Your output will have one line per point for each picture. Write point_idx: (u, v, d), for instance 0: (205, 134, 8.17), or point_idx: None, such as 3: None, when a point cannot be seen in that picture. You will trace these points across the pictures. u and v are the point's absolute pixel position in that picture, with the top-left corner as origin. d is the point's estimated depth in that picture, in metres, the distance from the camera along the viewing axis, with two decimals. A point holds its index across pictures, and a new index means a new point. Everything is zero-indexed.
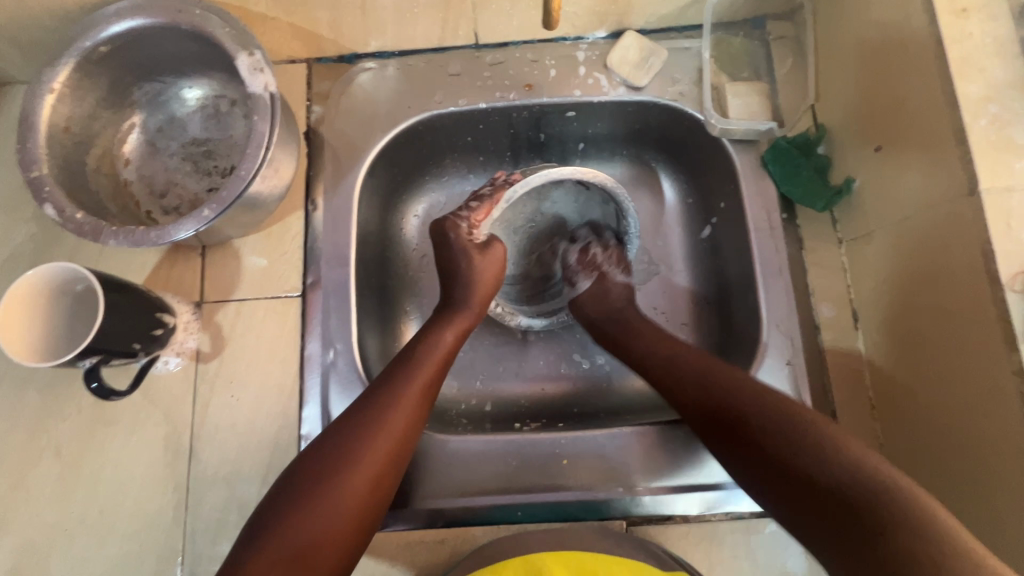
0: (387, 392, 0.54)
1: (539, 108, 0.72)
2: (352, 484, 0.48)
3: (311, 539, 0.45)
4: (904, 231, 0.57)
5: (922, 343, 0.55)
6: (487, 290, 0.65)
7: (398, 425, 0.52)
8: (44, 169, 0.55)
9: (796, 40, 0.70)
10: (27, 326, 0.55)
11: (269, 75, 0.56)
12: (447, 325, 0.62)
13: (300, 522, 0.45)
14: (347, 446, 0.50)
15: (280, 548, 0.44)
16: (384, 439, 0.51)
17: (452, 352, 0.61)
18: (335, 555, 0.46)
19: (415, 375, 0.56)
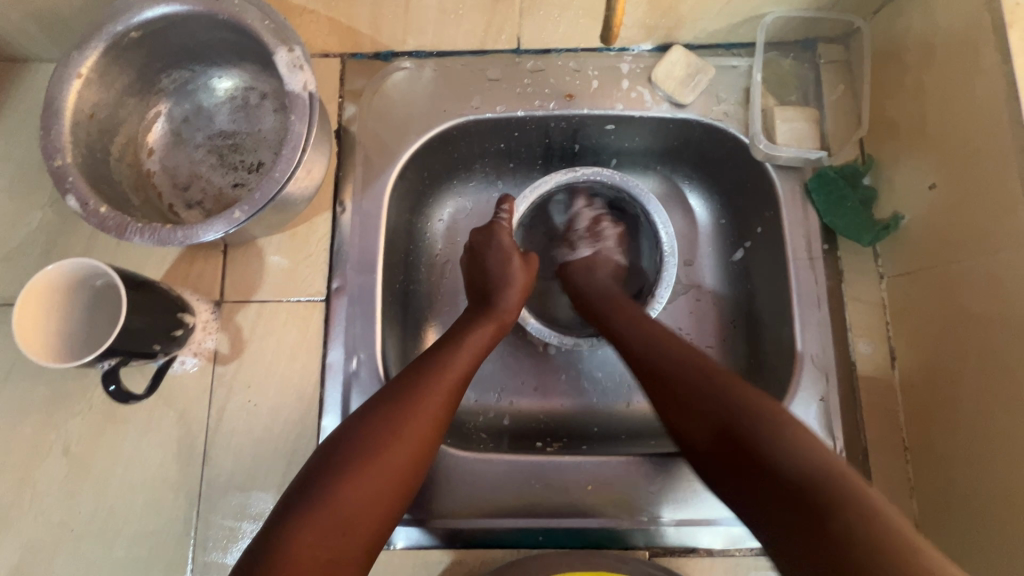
0: (426, 375, 0.53)
1: (578, 119, 0.69)
2: (391, 465, 0.47)
3: (355, 506, 0.44)
4: (955, 274, 0.55)
5: (966, 390, 0.54)
6: (524, 288, 0.65)
7: (439, 402, 0.52)
8: (68, 157, 0.53)
9: (847, 65, 0.68)
10: (50, 320, 0.54)
11: (309, 74, 0.54)
12: (487, 315, 0.61)
13: (339, 502, 0.43)
14: (385, 428, 0.48)
15: (317, 528, 0.42)
16: (423, 422, 0.50)
17: (491, 341, 0.60)
18: (368, 536, 0.44)
19: (454, 361, 0.55)
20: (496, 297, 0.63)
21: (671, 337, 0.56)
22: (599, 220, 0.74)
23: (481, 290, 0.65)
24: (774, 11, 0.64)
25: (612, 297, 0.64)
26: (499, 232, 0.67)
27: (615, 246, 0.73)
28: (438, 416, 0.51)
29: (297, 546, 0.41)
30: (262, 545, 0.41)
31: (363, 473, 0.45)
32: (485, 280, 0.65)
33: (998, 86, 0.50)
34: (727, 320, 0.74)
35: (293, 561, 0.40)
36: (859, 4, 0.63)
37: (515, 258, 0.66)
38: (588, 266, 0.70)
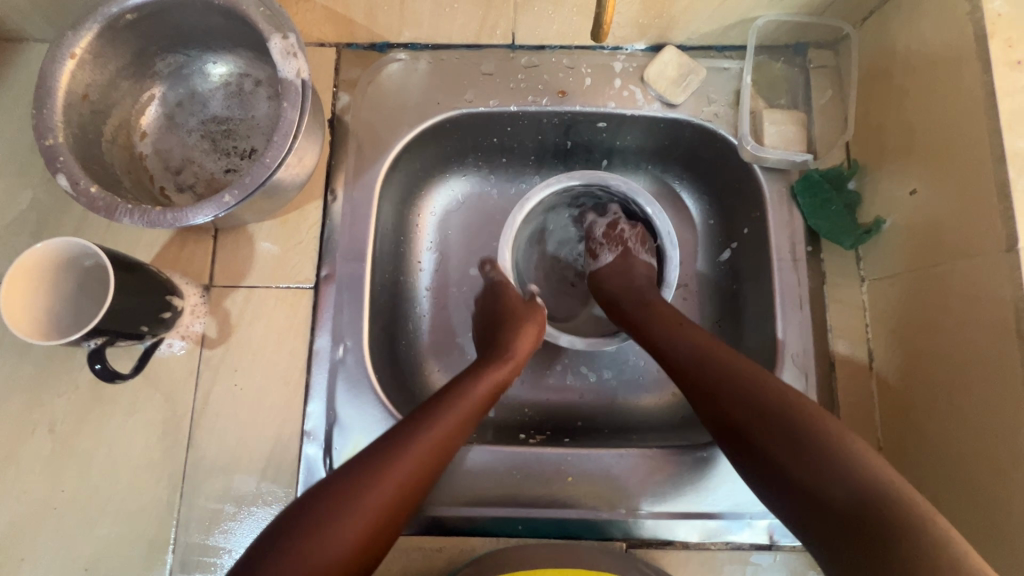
0: (427, 417, 0.52)
1: (570, 116, 0.70)
2: (379, 509, 0.46)
3: (349, 545, 0.44)
4: (931, 278, 0.56)
5: (938, 391, 0.55)
6: (535, 338, 0.65)
7: (442, 440, 0.51)
8: (59, 137, 0.53)
9: (836, 71, 0.69)
10: (37, 301, 0.54)
11: (302, 61, 0.54)
12: (502, 355, 0.61)
13: (321, 534, 0.43)
14: (379, 465, 0.48)
15: (294, 561, 0.41)
16: (416, 465, 0.49)
17: (504, 386, 0.60)
18: (346, 574, 0.43)
19: (456, 404, 0.54)
20: (511, 345, 0.62)
21: (708, 340, 0.56)
22: (617, 224, 0.72)
23: (490, 335, 0.65)
24: (765, 15, 0.65)
25: (648, 303, 0.63)
26: (507, 285, 0.70)
27: (639, 247, 0.70)
28: (432, 459, 0.50)
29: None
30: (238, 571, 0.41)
31: (350, 510, 0.45)
32: (497, 323, 0.66)
33: (979, 93, 0.51)
34: (711, 319, 0.75)
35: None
36: (848, 11, 0.64)
37: (525, 308, 0.67)
38: (617, 270, 0.69)
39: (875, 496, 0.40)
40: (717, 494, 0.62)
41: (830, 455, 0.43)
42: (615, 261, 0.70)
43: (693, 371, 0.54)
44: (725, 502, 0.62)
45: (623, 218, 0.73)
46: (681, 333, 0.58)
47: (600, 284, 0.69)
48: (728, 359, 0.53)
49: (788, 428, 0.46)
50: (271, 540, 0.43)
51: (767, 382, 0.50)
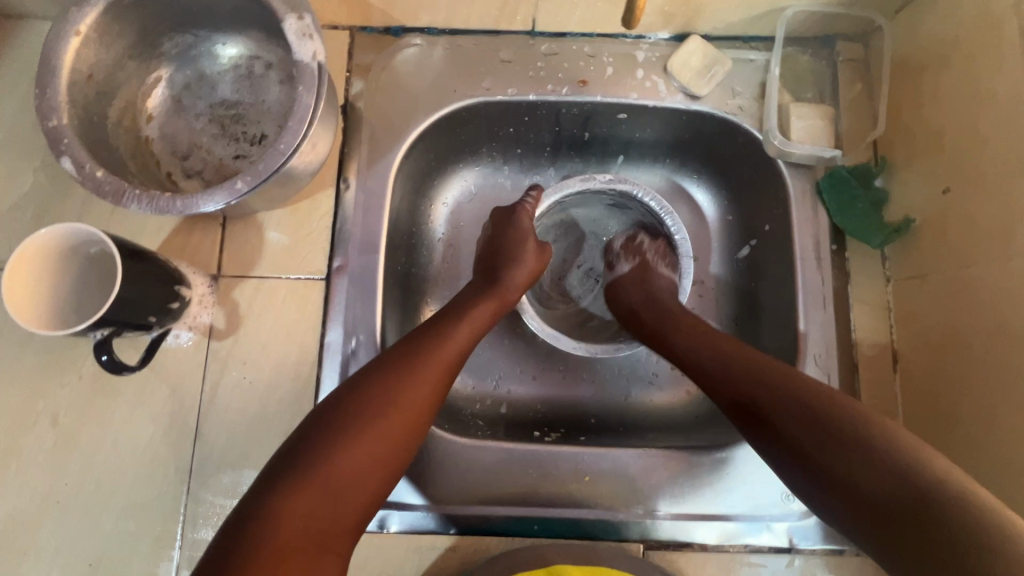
0: (426, 347, 0.52)
1: (590, 106, 0.68)
2: (383, 434, 0.46)
3: (345, 479, 0.43)
4: (963, 279, 0.55)
5: (967, 395, 0.54)
6: (530, 272, 0.64)
7: (434, 375, 0.50)
8: (64, 118, 0.51)
9: (864, 65, 0.67)
10: (44, 291, 0.52)
11: (319, 43, 0.52)
12: (490, 293, 0.60)
13: (334, 464, 0.43)
14: (379, 393, 0.47)
15: (307, 495, 0.41)
16: (418, 395, 0.49)
17: (492, 321, 0.59)
18: (359, 507, 0.44)
19: (452, 338, 0.54)
20: (503, 277, 0.62)
21: (734, 343, 0.55)
22: (636, 237, 0.72)
23: (489, 268, 0.64)
24: (795, 5, 0.63)
25: (670, 314, 0.62)
26: (521, 215, 0.67)
27: (660, 261, 0.69)
28: (433, 389, 0.50)
29: (289, 514, 0.40)
30: (250, 508, 0.40)
31: (356, 439, 0.44)
32: (496, 255, 0.64)
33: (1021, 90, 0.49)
34: (729, 317, 0.73)
35: (286, 528, 0.39)
36: (881, 2, 0.62)
37: (529, 241, 0.65)
38: (638, 281, 0.68)
39: (910, 498, 0.38)
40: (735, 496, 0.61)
41: (890, 455, 0.40)
42: (634, 271, 0.69)
43: (722, 380, 0.52)
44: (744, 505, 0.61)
45: (644, 231, 0.72)
46: (705, 339, 0.56)
47: (618, 295, 0.69)
48: (759, 360, 0.51)
49: (841, 431, 0.43)
50: (266, 478, 0.42)
51: (806, 386, 0.47)
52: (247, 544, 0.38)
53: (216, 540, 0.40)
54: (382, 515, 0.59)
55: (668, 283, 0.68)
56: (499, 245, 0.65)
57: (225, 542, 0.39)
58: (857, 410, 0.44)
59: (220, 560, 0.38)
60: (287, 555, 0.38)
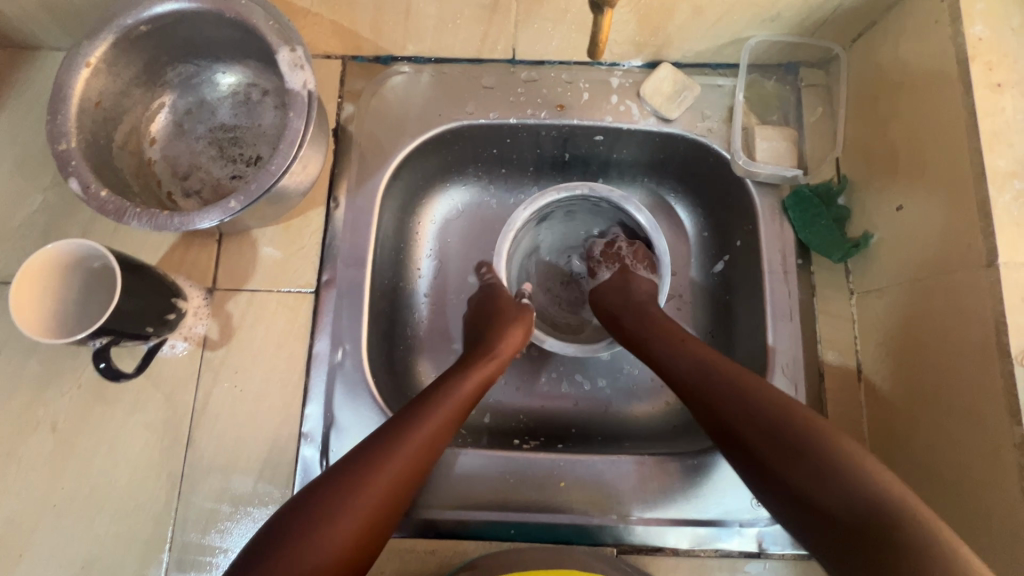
0: (417, 411, 0.53)
1: (568, 129, 0.72)
2: (396, 471, 0.49)
3: (325, 550, 0.43)
4: (916, 291, 0.58)
5: (925, 403, 0.56)
6: (523, 336, 0.66)
7: (418, 441, 0.51)
8: (72, 142, 0.55)
9: (826, 90, 0.72)
10: (38, 300, 0.55)
11: (309, 73, 0.56)
12: (483, 354, 0.62)
13: (310, 534, 0.44)
14: (392, 432, 0.51)
15: (324, 527, 0.44)
16: (406, 455, 0.50)
17: (485, 387, 0.60)
18: (372, 537, 0.47)
19: (442, 403, 0.54)
20: (501, 317, 0.66)
21: (711, 352, 0.57)
22: (615, 243, 0.75)
23: (488, 309, 0.68)
24: (757, 35, 0.67)
25: (647, 316, 0.64)
26: None
27: (639, 265, 0.72)
28: (444, 429, 0.54)
29: (308, 542, 0.43)
30: (272, 539, 0.44)
31: (371, 474, 0.48)
32: (490, 315, 0.67)
33: (962, 113, 0.53)
34: (703, 329, 0.76)
35: (306, 555, 0.43)
36: (837, 33, 0.67)
37: (511, 274, 0.70)
38: (618, 286, 0.70)
39: (881, 496, 0.42)
40: (707, 501, 0.63)
41: (831, 466, 0.44)
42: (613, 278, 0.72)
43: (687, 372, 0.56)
44: (715, 509, 0.63)
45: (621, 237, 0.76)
46: (683, 344, 0.59)
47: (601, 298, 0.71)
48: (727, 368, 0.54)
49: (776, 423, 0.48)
50: (257, 543, 0.44)
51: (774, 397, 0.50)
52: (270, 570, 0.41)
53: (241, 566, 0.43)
54: None
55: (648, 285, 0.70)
56: (492, 308, 0.68)
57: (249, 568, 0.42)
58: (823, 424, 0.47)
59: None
60: None
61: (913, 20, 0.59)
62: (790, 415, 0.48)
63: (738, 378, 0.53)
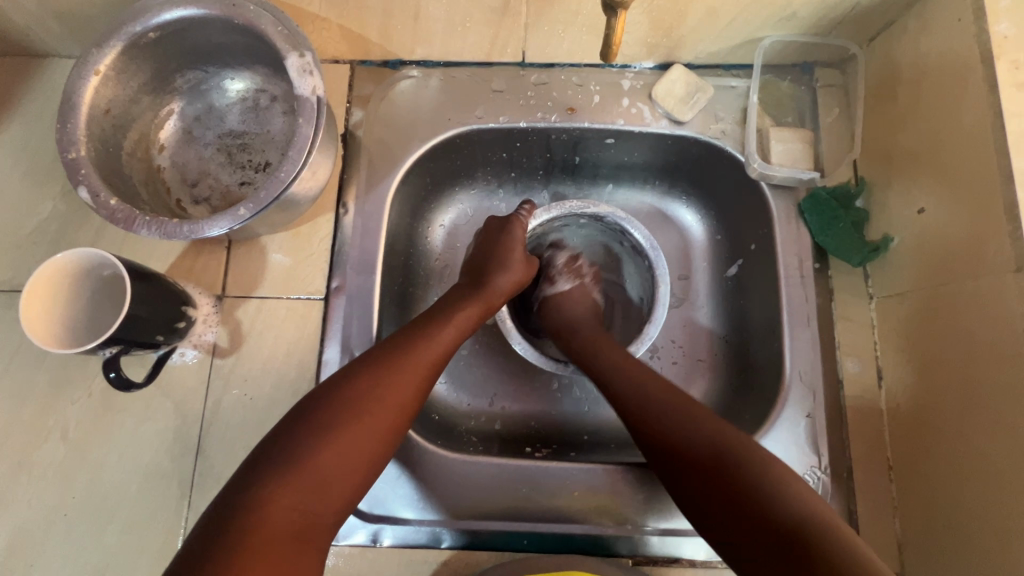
0: (413, 345, 0.54)
1: (579, 132, 0.71)
2: (366, 433, 0.48)
3: (328, 471, 0.45)
4: (939, 297, 0.56)
5: (949, 411, 0.55)
6: (519, 279, 0.67)
7: (415, 376, 0.52)
8: (82, 151, 0.55)
9: (843, 90, 0.70)
10: (32, 306, 0.53)
11: (318, 79, 0.56)
12: (476, 295, 0.63)
13: (314, 457, 0.45)
14: (361, 388, 0.50)
15: (293, 487, 0.43)
16: (405, 389, 0.51)
17: (476, 321, 0.61)
18: (341, 499, 0.46)
19: (435, 339, 0.56)
20: (490, 281, 0.64)
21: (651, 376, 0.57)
22: (579, 259, 0.75)
23: (477, 271, 0.66)
24: (772, 35, 0.66)
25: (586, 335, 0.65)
26: (517, 226, 0.69)
27: (592, 286, 0.74)
28: (415, 392, 0.52)
29: (273, 506, 0.42)
30: (231, 499, 0.42)
31: (340, 435, 0.47)
32: (487, 257, 0.66)
33: (986, 114, 0.51)
34: (718, 335, 0.75)
35: (271, 518, 0.41)
36: (855, 31, 0.65)
37: (519, 251, 0.67)
38: (570, 299, 0.71)
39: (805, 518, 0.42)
40: None
41: (766, 484, 0.45)
42: (573, 290, 0.72)
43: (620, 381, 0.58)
44: None
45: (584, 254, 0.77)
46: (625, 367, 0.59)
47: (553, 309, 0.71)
48: (664, 389, 0.55)
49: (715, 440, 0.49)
50: (256, 461, 0.45)
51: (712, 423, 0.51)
52: (231, 532, 0.40)
53: (198, 529, 0.41)
54: (376, 529, 0.61)
55: (596, 305, 0.72)
56: (490, 249, 0.67)
57: (208, 529, 0.41)
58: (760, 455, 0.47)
59: (206, 547, 0.39)
60: (271, 539, 0.40)
61: (934, 18, 0.57)
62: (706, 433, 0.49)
63: (679, 404, 0.53)
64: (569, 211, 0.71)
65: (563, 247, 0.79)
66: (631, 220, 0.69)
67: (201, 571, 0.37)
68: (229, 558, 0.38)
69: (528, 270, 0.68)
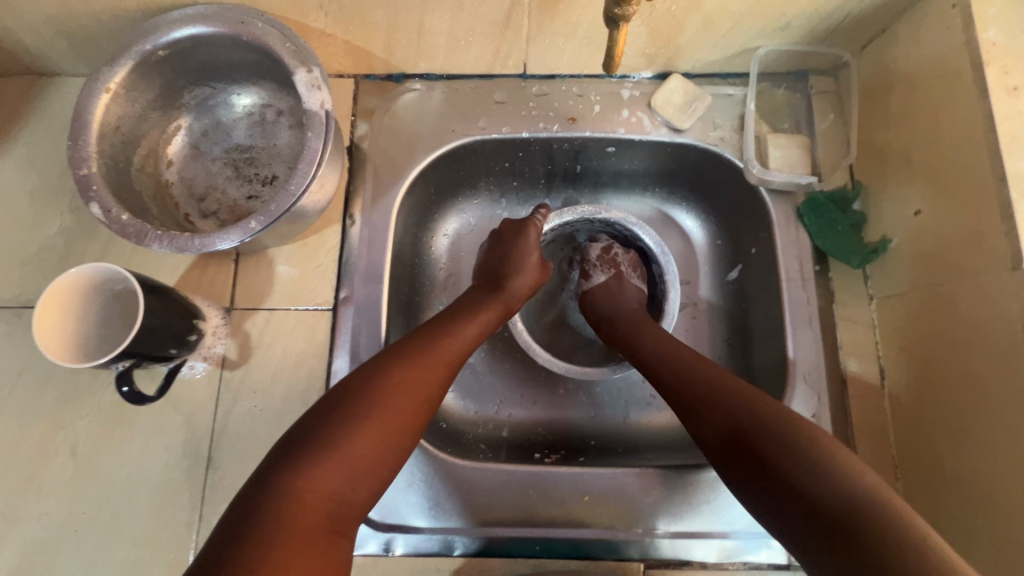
0: (434, 342, 0.55)
1: (580, 141, 0.72)
2: (392, 427, 0.48)
3: (355, 462, 0.45)
4: (939, 295, 0.57)
5: (951, 406, 0.56)
6: (533, 281, 0.68)
7: (435, 373, 0.53)
8: (93, 167, 0.56)
9: (836, 96, 0.72)
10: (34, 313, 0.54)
11: (326, 93, 0.57)
12: (492, 296, 0.64)
13: (341, 450, 0.45)
14: (390, 382, 0.50)
15: (325, 474, 0.44)
16: (425, 387, 0.52)
17: (492, 321, 0.62)
18: (366, 492, 0.46)
19: (454, 337, 0.57)
20: (507, 283, 0.65)
21: (701, 364, 0.56)
22: (612, 249, 0.75)
23: (493, 273, 0.67)
24: (767, 45, 0.68)
25: (637, 322, 0.66)
26: (530, 230, 0.69)
27: (632, 273, 0.74)
28: (437, 387, 0.53)
29: (307, 493, 0.42)
30: (262, 486, 0.42)
31: (366, 427, 0.47)
32: (502, 261, 0.67)
33: (978, 118, 0.53)
34: (721, 338, 0.76)
35: (304, 505, 0.42)
36: (847, 40, 0.67)
37: (534, 254, 0.68)
38: (611, 291, 0.71)
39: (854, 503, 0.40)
40: (733, 513, 0.62)
41: (813, 463, 0.43)
42: (608, 282, 0.72)
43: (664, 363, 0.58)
44: (742, 522, 0.62)
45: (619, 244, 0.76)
46: (665, 351, 0.59)
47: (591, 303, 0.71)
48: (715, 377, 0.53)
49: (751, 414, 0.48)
50: (282, 452, 0.45)
51: (724, 377, 0.53)
52: (264, 517, 0.40)
53: (225, 517, 0.41)
54: (388, 538, 0.61)
55: (637, 293, 0.72)
56: (504, 254, 0.68)
57: (239, 515, 0.41)
58: (803, 423, 0.47)
59: (239, 533, 0.39)
60: (301, 527, 0.41)
61: (922, 26, 0.59)
62: (771, 415, 0.48)
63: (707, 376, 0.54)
64: (582, 216, 0.72)
65: (570, 255, 0.81)
66: (642, 225, 0.71)
67: (235, 558, 0.38)
68: (264, 546, 0.38)
69: (541, 271, 0.69)
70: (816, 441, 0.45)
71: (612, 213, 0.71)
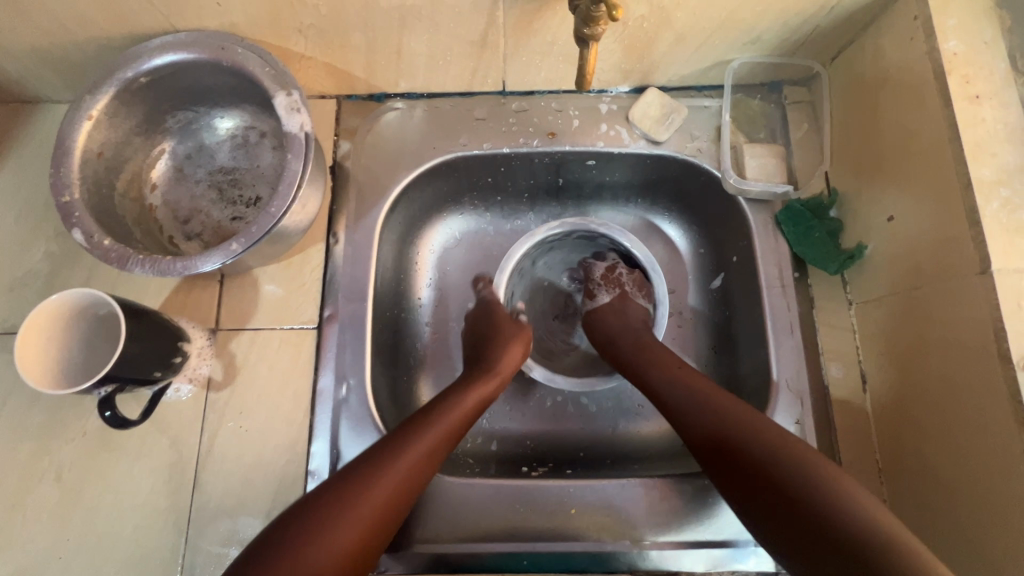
0: (421, 421, 0.55)
1: (560, 156, 0.73)
2: (372, 505, 0.48)
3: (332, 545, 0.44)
4: (914, 299, 0.58)
5: (930, 409, 0.56)
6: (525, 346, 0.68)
7: (422, 451, 0.52)
8: (75, 193, 0.56)
9: (810, 106, 0.73)
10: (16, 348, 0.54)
11: (305, 116, 0.58)
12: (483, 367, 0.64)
13: (316, 532, 0.45)
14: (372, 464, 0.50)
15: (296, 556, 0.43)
16: (409, 461, 0.51)
17: (488, 397, 0.62)
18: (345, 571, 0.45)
19: (442, 413, 0.56)
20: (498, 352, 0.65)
21: (725, 398, 0.55)
22: (615, 268, 0.76)
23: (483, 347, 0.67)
24: (740, 57, 0.69)
25: (643, 345, 0.65)
26: None
27: (637, 292, 0.74)
28: (426, 463, 0.53)
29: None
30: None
31: (344, 508, 0.46)
32: (491, 335, 0.68)
33: (942, 126, 0.54)
34: (706, 346, 0.76)
35: None
36: (817, 52, 0.69)
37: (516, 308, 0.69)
38: (613, 311, 0.71)
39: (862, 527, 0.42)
40: (721, 521, 0.62)
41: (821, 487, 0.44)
42: (613, 302, 0.72)
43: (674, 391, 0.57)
44: (730, 530, 0.62)
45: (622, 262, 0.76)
46: (679, 378, 0.58)
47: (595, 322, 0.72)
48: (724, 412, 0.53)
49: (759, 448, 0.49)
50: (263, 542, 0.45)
51: (742, 411, 0.53)
52: None
53: None
54: None
55: (641, 312, 0.71)
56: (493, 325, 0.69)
57: None
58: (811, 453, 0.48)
59: None
60: None
61: (888, 38, 0.61)
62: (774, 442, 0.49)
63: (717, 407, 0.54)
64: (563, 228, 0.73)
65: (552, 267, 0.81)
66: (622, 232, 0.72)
67: None
68: None
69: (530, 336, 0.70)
70: (821, 466, 0.46)
71: (592, 220, 0.72)
